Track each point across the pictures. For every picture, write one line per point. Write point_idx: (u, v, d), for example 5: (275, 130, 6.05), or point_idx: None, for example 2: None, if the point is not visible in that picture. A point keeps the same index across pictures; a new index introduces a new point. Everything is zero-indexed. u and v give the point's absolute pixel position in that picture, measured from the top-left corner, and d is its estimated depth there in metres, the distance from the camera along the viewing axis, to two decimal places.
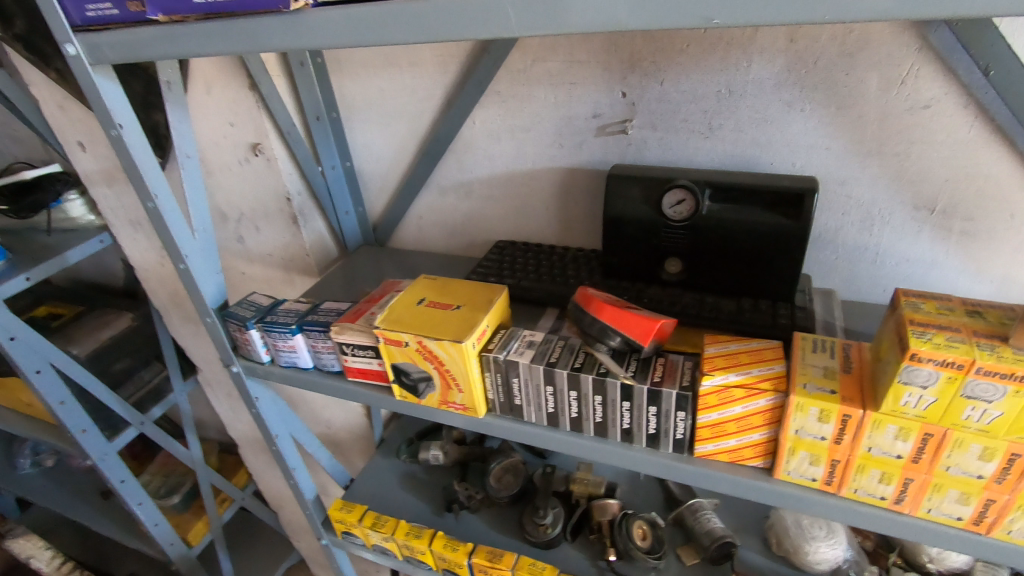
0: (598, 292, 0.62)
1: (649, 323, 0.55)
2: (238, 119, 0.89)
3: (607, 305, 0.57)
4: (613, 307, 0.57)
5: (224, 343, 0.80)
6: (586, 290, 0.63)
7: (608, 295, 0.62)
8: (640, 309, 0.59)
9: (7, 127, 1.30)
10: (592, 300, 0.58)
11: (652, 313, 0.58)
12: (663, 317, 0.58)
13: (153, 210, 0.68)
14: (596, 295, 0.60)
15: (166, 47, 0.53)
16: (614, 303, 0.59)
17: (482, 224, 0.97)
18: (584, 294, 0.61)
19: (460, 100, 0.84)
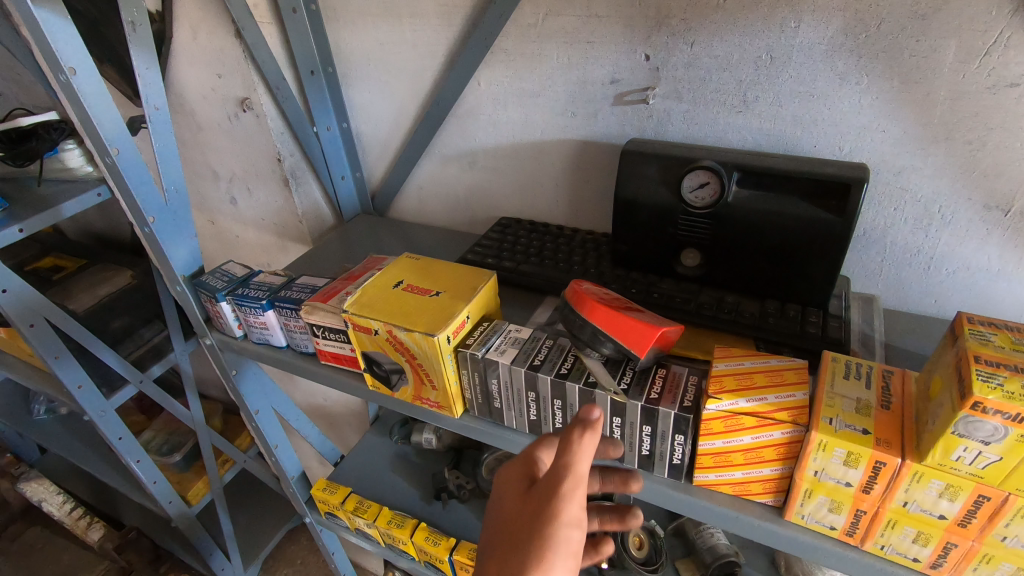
0: (592, 288, 0.55)
1: (649, 332, 0.47)
2: (226, 71, 0.82)
3: (601, 306, 0.49)
4: (607, 309, 0.49)
5: (196, 314, 0.75)
6: (579, 284, 0.55)
7: (605, 293, 0.54)
8: (641, 312, 0.51)
9: (12, 73, 1.26)
10: (585, 299, 0.50)
11: (653, 318, 0.50)
12: (667, 322, 0.50)
13: (112, 166, 0.62)
14: (588, 292, 0.51)
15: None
16: (608, 303, 0.51)
17: (486, 197, 0.89)
18: (575, 288, 0.53)
19: (463, 59, 0.75)
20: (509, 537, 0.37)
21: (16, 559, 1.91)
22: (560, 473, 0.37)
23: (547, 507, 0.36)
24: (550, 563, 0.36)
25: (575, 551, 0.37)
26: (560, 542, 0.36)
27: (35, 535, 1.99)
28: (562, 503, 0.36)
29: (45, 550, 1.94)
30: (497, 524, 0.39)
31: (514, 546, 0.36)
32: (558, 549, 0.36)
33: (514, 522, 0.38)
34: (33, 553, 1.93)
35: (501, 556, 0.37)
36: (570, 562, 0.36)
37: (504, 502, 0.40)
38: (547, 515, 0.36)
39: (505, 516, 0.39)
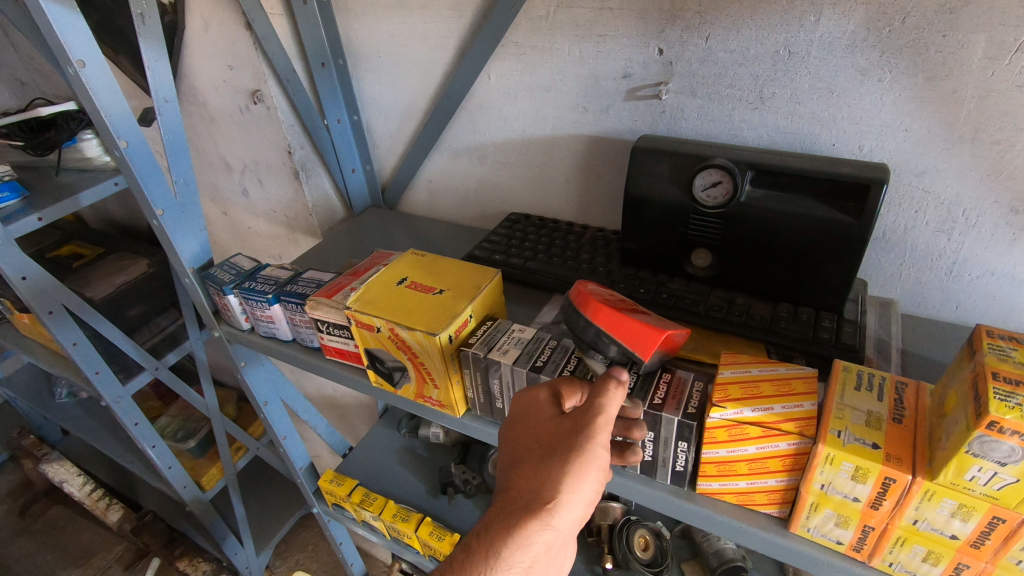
0: (597, 290, 0.53)
1: (652, 334, 0.46)
2: (237, 63, 0.82)
3: (603, 306, 0.48)
4: (611, 310, 0.48)
5: (205, 306, 0.76)
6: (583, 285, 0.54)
7: (610, 295, 0.53)
8: (646, 314, 0.50)
9: (35, 62, 1.29)
10: (589, 300, 0.49)
11: (657, 321, 0.49)
12: (672, 325, 0.48)
13: (121, 158, 0.63)
14: (591, 293, 0.50)
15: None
16: (612, 304, 0.50)
17: (496, 193, 0.88)
18: (578, 288, 0.52)
19: (473, 52, 0.74)
20: (543, 449, 0.42)
21: (39, 537, 1.97)
22: (598, 406, 0.40)
23: (583, 425, 0.41)
24: (582, 475, 0.40)
25: (604, 467, 0.41)
26: (594, 459, 0.40)
27: (58, 514, 2.05)
28: (599, 425, 0.40)
29: (66, 529, 2.00)
30: (530, 438, 0.43)
31: (550, 457, 0.41)
32: (591, 464, 0.40)
33: (548, 437, 0.42)
34: (55, 532, 1.99)
35: (536, 465, 0.41)
36: (599, 475, 0.41)
37: (536, 420, 0.44)
38: (585, 434, 0.40)
39: (538, 431, 0.43)
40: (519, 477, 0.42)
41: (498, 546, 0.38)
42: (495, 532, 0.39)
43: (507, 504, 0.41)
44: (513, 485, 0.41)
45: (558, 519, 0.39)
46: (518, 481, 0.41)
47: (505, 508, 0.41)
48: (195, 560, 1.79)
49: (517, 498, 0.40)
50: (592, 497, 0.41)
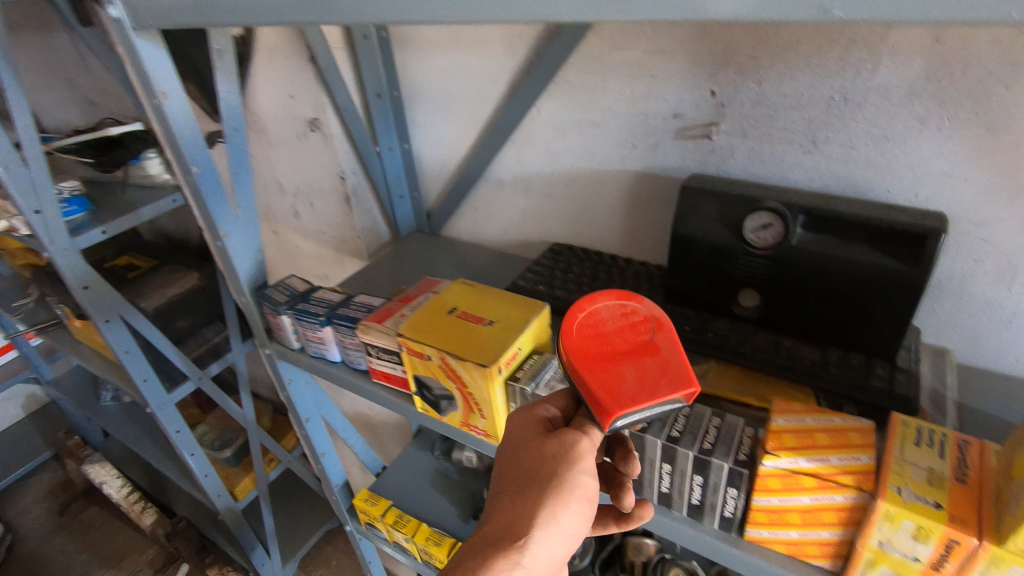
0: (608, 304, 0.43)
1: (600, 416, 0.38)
2: (299, 92, 0.87)
3: (570, 358, 0.40)
4: (581, 362, 0.39)
5: (258, 325, 0.78)
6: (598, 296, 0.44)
7: (622, 317, 0.42)
8: (640, 363, 0.39)
9: (107, 84, 1.37)
10: (569, 335, 0.41)
11: (640, 381, 0.39)
12: (655, 395, 0.38)
13: (192, 183, 0.67)
14: (577, 322, 0.42)
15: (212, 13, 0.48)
16: (597, 345, 0.40)
17: (540, 223, 0.90)
18: (576, 307, 0.43)
19: (525, 90, 0.76)
20: (525, 473, 0.41)
21: (77, 536, 2.04)
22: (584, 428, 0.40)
23: (567, 451, 0.40)
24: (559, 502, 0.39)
25: (583, 498, 0.40)
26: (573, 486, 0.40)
27: (95, 514, 2.12)
28: (581, 452, 0.40)
29: (102, 530, 2.06)
30: (514, 460, 0.42)
31: (531, 482, 0.40)
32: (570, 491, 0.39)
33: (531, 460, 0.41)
34: (92, 531, 2.06)
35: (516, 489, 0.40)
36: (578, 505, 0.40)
37: (520, 443, 0.42)
38: (565, 460, 0.39)
39: (519, 457, 0.42)
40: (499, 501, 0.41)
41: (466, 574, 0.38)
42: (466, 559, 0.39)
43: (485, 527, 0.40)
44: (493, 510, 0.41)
45: (527, 549, 0.38)
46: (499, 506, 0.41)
47: (484, 534, 0.40)
48: (223, 569, 1.82)
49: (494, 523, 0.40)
50: (570, 530, 0.40)
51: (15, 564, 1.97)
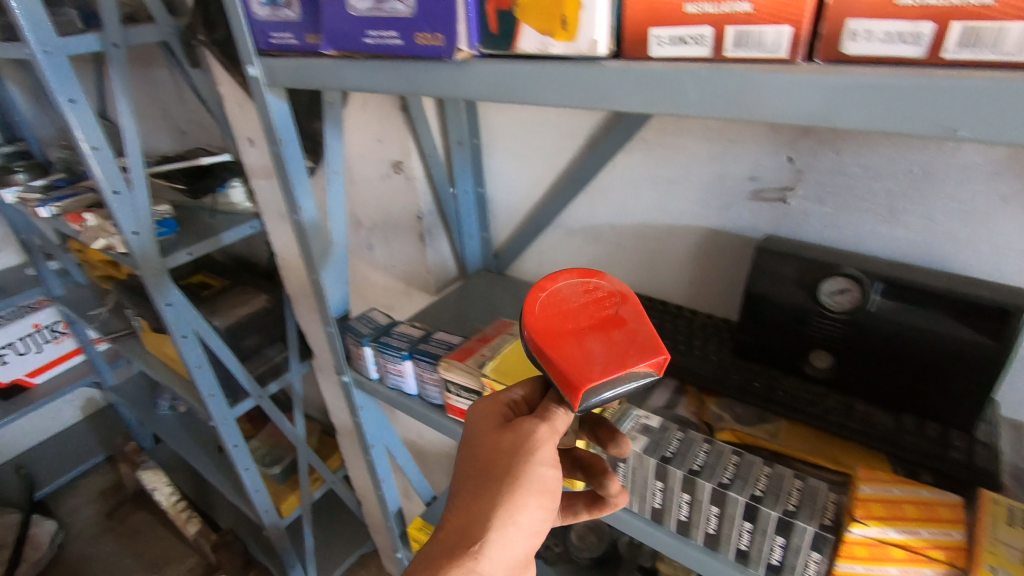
0: (570, 283, 0.47)
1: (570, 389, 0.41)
2: (386, 137, 0.93)
3: (537, 337, 0.43)
4: (548, 341, 0.43)
5: (339, 354, 0.82)
6: (560, 276, 0.48)
7: (584, 294, 0.46)
8: (606, 337, 0.43)
9: (199, 116, 1.49)
10: (532, 318, 0.44)
11: (607, 354, 0.42)
12: (622, 366, 0.41)
13: (298, 222, 0.72)
14: (540, 305, 0.45)
15: (331, 75, 0.53)
16: (561, 324, 0.44)
17: (606, 271, 0.93)
18: (539, 289, 0.47)
19: (604, 146, 0.81)
20: (485, 471, 0.45)
21: (123, 540, 2.11)
22: (535, 426, 0.45)
23: (521, 447, 0.44)
24: (515, 495, 0.44)
25: (539, 487, 0.45)
26: (528, 480, 0.44)
27: (140, 520, 2.19)
28: (533, 446, 0.44)
29: (146, 536, 2.13)
30: (475, 460, 0.47)
31: (490, 478, 0.45)
32: (526, 485, 0.44)
33: (490, 457, 0.46)
34: (137, 536, 2.13)
35: (476, 487, 0.45)
36: (534, 495, 0.45)
37: (482, 441, 0.47)
38: (519, 455, 0.44)
39: (478, 454, 0.46)
40: (463, 500, 0.46)
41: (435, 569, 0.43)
42: (434, 555, 0.44)
43: (451, 527, 0.45)
44: (457, 509, 0.46)
45: (489, 541, 0.44)
46: (462, 506, 0.46)
47: (447, 532, 0.45)
48: None
49: (459, 522, 0.45)
50: (530, 520, 0.45)
51: (64, 563, 2.05)
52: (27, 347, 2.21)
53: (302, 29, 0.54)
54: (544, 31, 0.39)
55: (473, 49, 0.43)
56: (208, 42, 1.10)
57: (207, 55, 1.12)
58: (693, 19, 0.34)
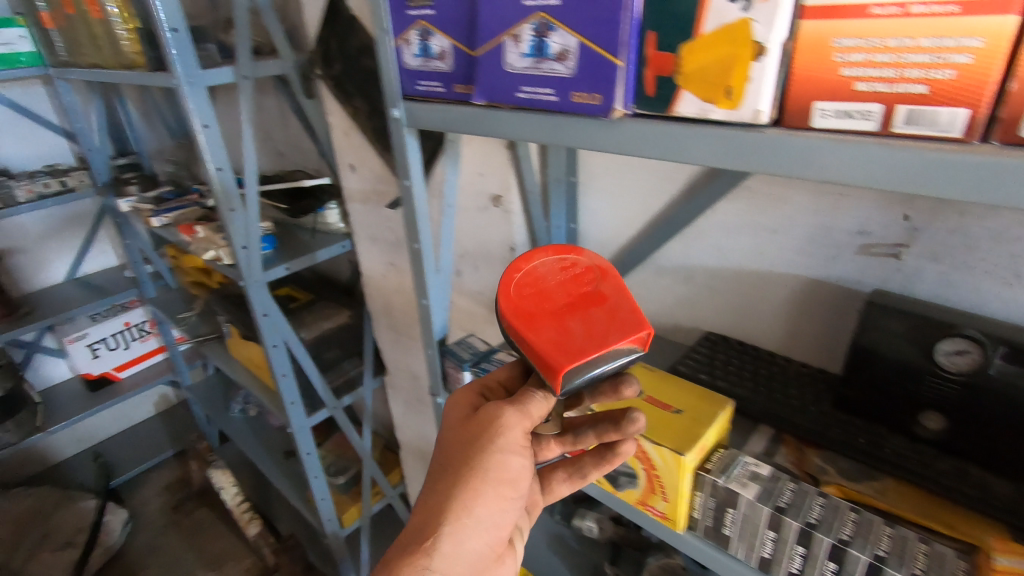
0: (544, 265, 0.57)
1: (556, 369, 0.50)
2: (488, 173, 0.98)
3: (523, 326, 0.53)
4: (532, 331, 0.53)
5: (437, 376, 0.87)
6: (535, 258, 0.58)
7: (560, 275, 0.56)
8: (585, 318, 0.53)
9: (300, 141, 1.60)
10: (517, 312, 0.54)
11: (587, 334, 0.52)
12: (602, 343, 0.51)
13: (417, 251, 0.77)
14: (519, 295, 0.55)
15: (475, 123, 0.58)
16: (542, 312, 0.54)
17: (696, 313, 0.94)
18: (519, 274, 0.56)
19: (705, 194, 0.82)
20: (459, 448, 0.57)
21: (187, 533, 2.21)
22: (502, 407, 0.57)
23: (489, 425, 0.57)
24: (482, 464, 0.55)
25: (501, 461, 0.56)
26: (494, 451, 0.56)
27: (203, 516, 2.29)
28: (498, 424, 0.56)
29: (208, 532, 2.22)
30: (453, 441, 0.59)
31: (463, 452, 0.57)
32: (492, 454, 0.56)
33: (463, 438, 0.58)
34: (200, 531, 2.22)
35: (452, 461, 0.57)
36: (496, 467, 0.56)
37: (460, 426, 0.60)
38: (486, 430, 0.56)
39: (455, 437, 0.59)
40: (441, 472, 0.57)
41: (414, 524, 0.54)
42: (416, 518, 0.55)
43: (429, 495, 0.56)
44: (435, 481, 0.57)
45: (457, 501, 0.54)
46: (439, 478, 0.57)
47: (424, 502, 0.56)
48: None
49: (436, 489, 0.56)
50: (493, 491, 0.56)
51: (134, 550, 2.17)
52: (117, 343, 2.38)
53: (453, 80, 0.59)
54: (705, 99, 0.42)
55: (627, 108, 0.47)
56: (325, 77, 1.19)
57: (322, 88, 1.22)
58: (861, 96, 0.36)
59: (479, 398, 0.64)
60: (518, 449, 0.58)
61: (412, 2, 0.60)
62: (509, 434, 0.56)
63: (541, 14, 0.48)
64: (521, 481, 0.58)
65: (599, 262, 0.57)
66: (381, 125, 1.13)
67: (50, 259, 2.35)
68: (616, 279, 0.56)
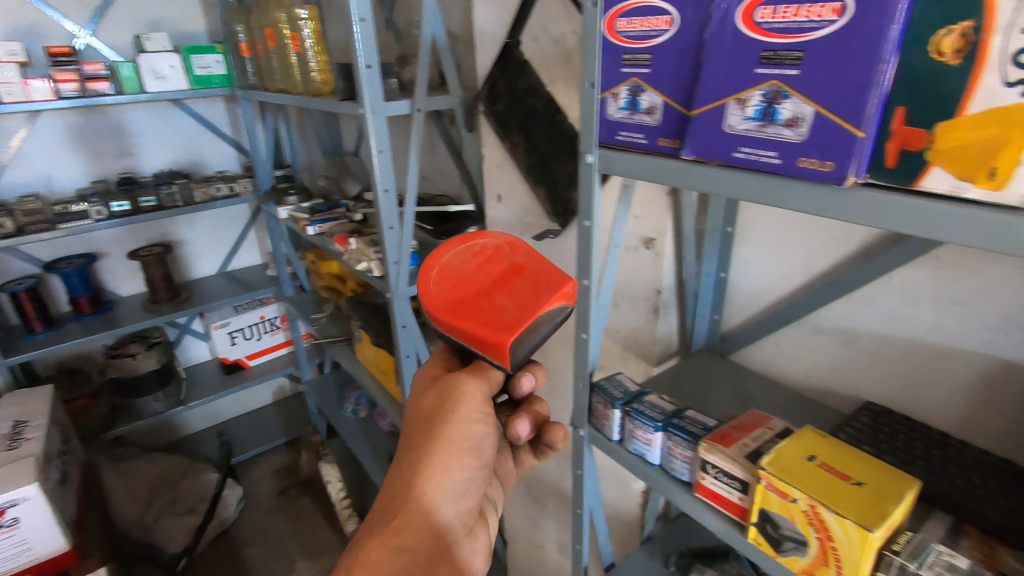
0: (454, 256, 0.67)
1: (501, 344, 0.61)
2: (645, 216, 1.01)
3: (455, 318, 0.64)
4: (464, 321, 0.63)
5: (582, 409, 0.89)
6: (444, 253, 0.67)
7: (474, 261, 0.67)
8: (510, 293, 0.64)
9: (444, 167, 1.72)
10: (444, 310, 0.64)
11: (514, 304, 0.63)
12: (533, 306, 0.62)
13: (586, 287, 0.80)
14: (438, 289, 0.65)
15: (679, 175, 0.60)
16: (465, 300, 0.64)
17: (855, 378, 0.90)
18: (430, 270, 0.66)
19: (884, 259, 0.79)
20: (425, 423, 0.68)
21: (290, 519, 2.37)
22: (456, 384, 0.67)
23: (447, 401, 0.67)
24: (444, 437, 0.66)
25: (461, 433, 0.67)
26: (453, 425, 0.67)
27: (305, 504, 2.44)
28: (454, 399, 0.67)
29: (308, 521, 2.36)
30: (419, 416, 0.69)
31: (428, 426, 0.67)
32: (451, 429, 0.67)
33: (426, 410, 0.68)
34: (302, 519, 2.37)
35: (417, 435, 0.67)
36: (456, 438, 0.67)
37: (423, 401, 0.70)
38: (444, 406, 0.67)
39: (420, 411, 0.69)
40: (409, 447, 0.67)
41: (389, 498, 0.64)
42: (389, 490, 0.65)
43: (399, 470, 0.66)
44: (403, 456, 0.67)
45: (423, 471, 0.65)
46: (408, 453, 0.67)
47: (396, 474, 0.66)
48: None
49: (405, 463, 0.66)
50: (455, 459, 0.67)
51: (243, 526, 2.35)
52: (251, 334, 2.64)
53: (660, 134, 0.62)
54: (962, 176, 0.42)
55: (861, 176, 0.47)
56: (487, 113, 1.28)
57: (484, 123, 1.31)
58: None
59: (443, 368, 0.72)
60: (476, 418, 0.69)
61: (627, 60, 0.64)
62: (468, 404, 0.67)
63: (774, 81, 0.50)
64: (482, 449, 0.70)
65: (504, 238, 0.69)
66: (537, 162, 1.20)
67: (207, 253, 2.66)
68: (524, 249, 0.68)
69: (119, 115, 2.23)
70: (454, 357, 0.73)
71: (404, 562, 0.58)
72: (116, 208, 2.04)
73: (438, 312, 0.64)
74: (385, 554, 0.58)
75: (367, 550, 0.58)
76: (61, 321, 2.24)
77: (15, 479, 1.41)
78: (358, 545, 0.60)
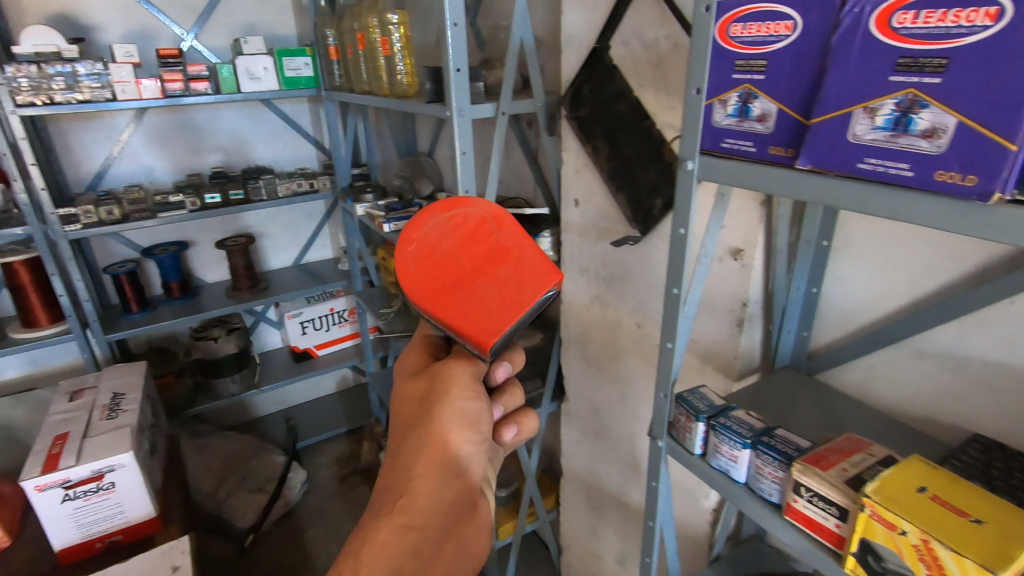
0: (434, 228, 0.64)
1: (483, 341, 0.63)
2: (734, 226, 0.98)
3: (435, 304, 0.64)
4: (446, 311, 0.64)
5: (661, 420, 0.87)
6: (426, 223, 0.64)
7: (454, 236, 0.64)
8: (493, 282, 0.64)
9: (518, 170, 1.73)
10: (424, 295, 0.64)
11: (497, 297, 0.63)
12: (517, 301, 0.63)
13: (675, 294, 0.78)
14: (414, 268, 0.63)
15: (790, 185, 0.59)
16: (445, 285, 0.64)
17: (961, 407, 0.84)
18: (407, 245, 0.63)
19: (1005, 282, 0.74)
20: (418, 406, 0.65)
21: (350, 505, 2.44)
22: (444, 366, 0.66)
23: (438, 381, 0.65)
24: (439, 416, 0.63)
25: (458, 411, 0.64)
26: (448, 403, 0.64)
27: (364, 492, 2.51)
28: (444, 379, 0.65)
29: None
30: (411, 402, 0.66)
31: (422, 408, 0.64)
32: (446, 406, 0.63)
33: (417, 395, 0.66)
34: (360, 506, 2.44)
35: (411, 419, 0.65)
36: (453, 416, 0.63)
37: (413, 388, 0.68)
38: (437, 387, 0.65)
39: (411, 397, 0.67)
40: (404, 432, 0.64)
41: (387, 483, 0.60)
42: (387, 477, 0.62)
43: (397, 455, 0.63)
44: (399, 442, 0.64)
45: (421, 451, 0.61)
46: (404, 438, 0.64)
47: (394, 461, 0.62)
48: None
49: (402, 447, 0.63)
50: (454, 437, 0.63)
51: (306, 508, 2.44)
52: (321, 325, 2.75)
53: (771, 142, 0.61)
54: None
55: (1009, 192, 0.44)
56: (569, 117, 1.28)
57: (566, 127, 1.31)
58: None
59: (427, 356, 0.72)
60: (471, 396, 0.66)
61: (739, 65, 0.62)
62: (458, 382, 0.65)
63: (911, 89, 0.47)
64: (479, 423, 0.65)
65: (488, 208, 0.66)
66: (619, 167, 1.19)
67: (284, 246, 2.80)
68: (510, 226, 0.66)
69: (215, 114, 2.39)
70: (439, 343, 0.74)
71: (412, 540, 0.55)
72: (208, 200, 2.18)
73: (418, 294, 0.64)
74: (388, 535, 0.55)
75: (373, 532, 0.56)
76: (154, 303, 2.41)
77: (114, 447, 1.53)
78: (361, 533, 0.57)
